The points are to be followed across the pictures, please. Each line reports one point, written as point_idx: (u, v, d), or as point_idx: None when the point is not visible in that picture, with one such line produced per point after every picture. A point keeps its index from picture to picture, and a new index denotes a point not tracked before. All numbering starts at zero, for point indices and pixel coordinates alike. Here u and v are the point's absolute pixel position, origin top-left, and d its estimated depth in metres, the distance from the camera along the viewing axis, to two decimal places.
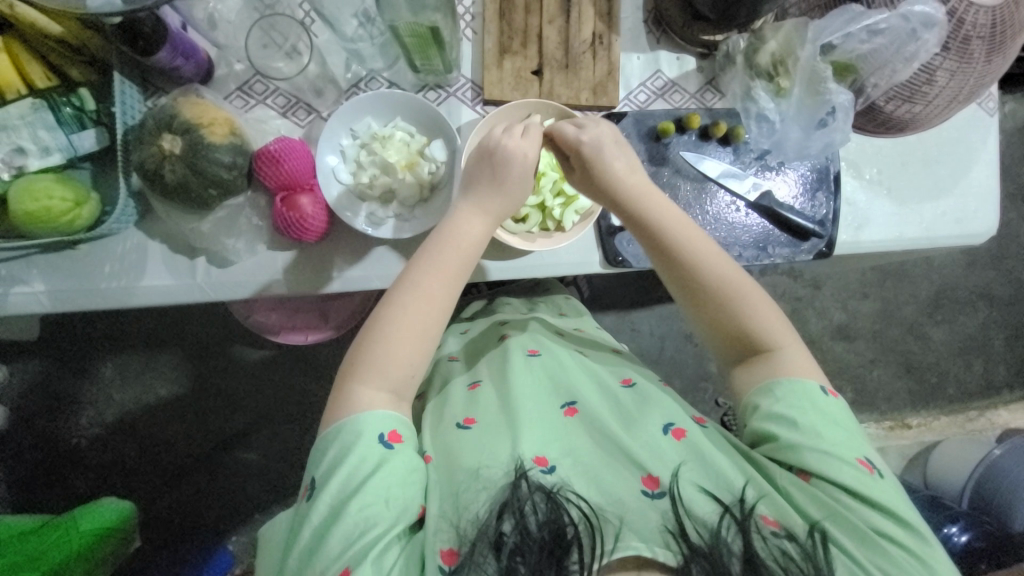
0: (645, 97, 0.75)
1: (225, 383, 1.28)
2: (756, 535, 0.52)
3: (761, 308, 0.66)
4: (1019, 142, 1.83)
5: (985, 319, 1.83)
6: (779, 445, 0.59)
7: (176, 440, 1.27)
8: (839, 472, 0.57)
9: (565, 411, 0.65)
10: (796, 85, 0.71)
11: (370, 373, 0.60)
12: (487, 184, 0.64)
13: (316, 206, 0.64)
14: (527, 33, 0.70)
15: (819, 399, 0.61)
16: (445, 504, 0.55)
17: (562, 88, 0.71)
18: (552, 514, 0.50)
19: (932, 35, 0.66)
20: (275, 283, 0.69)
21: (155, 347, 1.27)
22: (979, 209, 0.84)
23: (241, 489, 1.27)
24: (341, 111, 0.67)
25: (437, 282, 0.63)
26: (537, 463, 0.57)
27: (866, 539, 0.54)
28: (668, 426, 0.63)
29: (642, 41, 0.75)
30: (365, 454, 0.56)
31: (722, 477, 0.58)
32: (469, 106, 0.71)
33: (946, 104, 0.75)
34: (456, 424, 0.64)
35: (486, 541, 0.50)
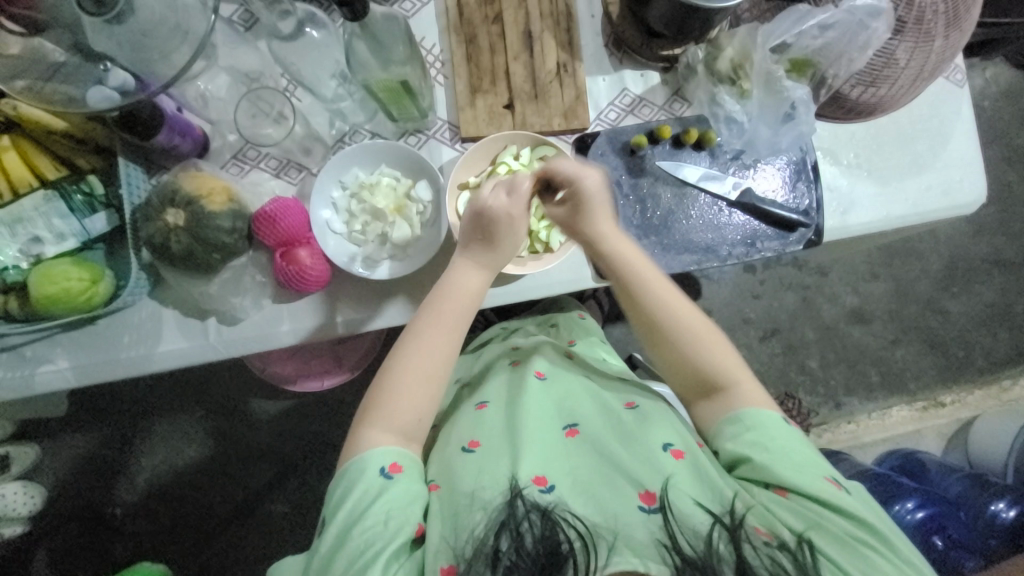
0: (616, 115, 0.79)
1: (249, 436, 1.30)
2: (746, 543, 0.54)
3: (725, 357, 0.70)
4: (1006, 105, 1.83)
5: (1003, 285, 1.80)
6: (755, 465, 0.62)
7: (206, 498, 1.29)
8: (812, 484, 0.60)
9: (566, 433, 0.66)
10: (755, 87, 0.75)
11: (380, 415, 0.63)
12: (479, 244, 0.67)
13: (314, 257, 0.68)
14: (494, 72, 0.74)
15: (781, 431, 0.65)
16: (446, 526, 0.57)
17: (534, 117, 0.75)
18: (548, 531, 0.53)
19: (879, 22, 0.70)
20: (283, 334, 0.72)
21: (180, 408, 1.31)
22: (964, 178, 0.85)
23: (272, 538, 1.28)
24: (328, 167, 0.70)
25: (435, 333, 0.66)
26: (536, 483, 0.59)
27: (846, 545, 0.57)
28: (668, 445, 0.64)
29: (606, 63, 0.79)
30: (366, 488, 0.59)
31: (715, 491, 0.60)
32: (449, 146, 0.75)
33: (910, 83, 0.78)
34: (460, 448, 0.65)
35: (483, 558, 0.52)
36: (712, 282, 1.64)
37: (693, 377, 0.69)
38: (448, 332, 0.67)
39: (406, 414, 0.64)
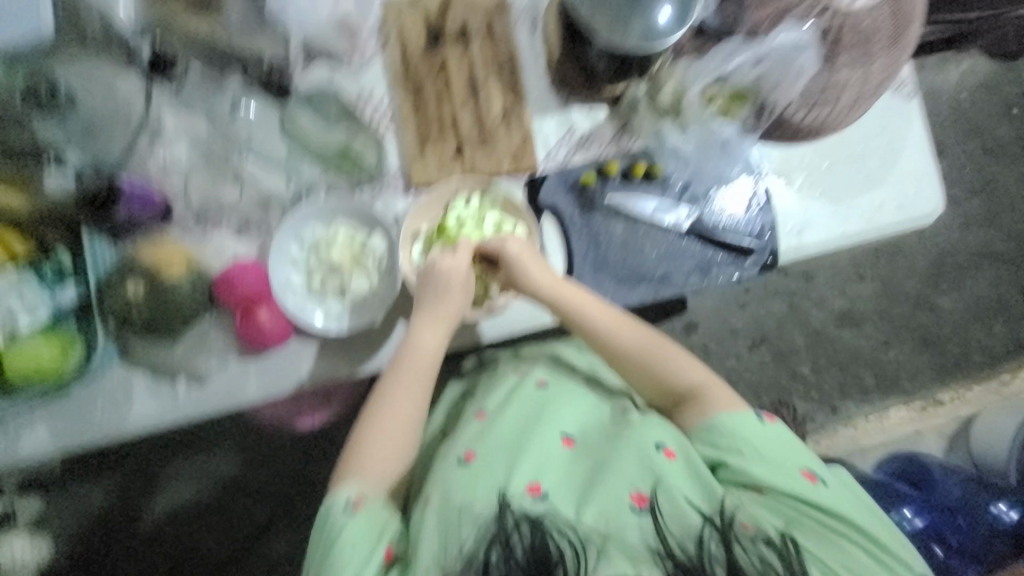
0: (565, 154, 0.80)
1: (243, 478, 1.31)
2: (733, 543, 0.58)
3: (687, 366, 0.73)
4: (984, 97, 1.77)
5: (993, 278, 1.78)
6: (734, 468, 0.65)
7: (204, 539, 1.30)
8: (795, 481, 0.63)
9: (564, 440, 0.69)
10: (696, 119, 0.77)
11: (350, 466, 0.66)
12: (428, 300, 0.70)
13: (273, 315, 0.70)
14: (441, 121, 0.76)
15: (759, 429, 0.66)
16: (445, 540, 0.59)
17: (483, 162, 0.77)
18: (539, 543, 0.56)
19: (807, 55, 0.74)
20: (250, 390, 0.74)
21: (173, 453, 1.30)
22: (919, 191, 0.85)
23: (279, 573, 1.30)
24: (284, 226, 0.72)
25: (399, 385, 0.68)
26: (528, 492, 0.61)
27: (826, 537, 0.60)
28: (660, 445, 0.65)
29: (553, 103, 0.80)
30: (332, 525, 0.61)
31: (706, 489, 0.62)
32: (402, 196, 0.77)
33: (852, 104, 0.80)
34: (457, 461, 0.68)
35: (476, 568, 0.56)
36: (702, 296, 1.63)
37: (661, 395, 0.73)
38: (408, 390, 0.68)
39: (371, 466, 0.65)
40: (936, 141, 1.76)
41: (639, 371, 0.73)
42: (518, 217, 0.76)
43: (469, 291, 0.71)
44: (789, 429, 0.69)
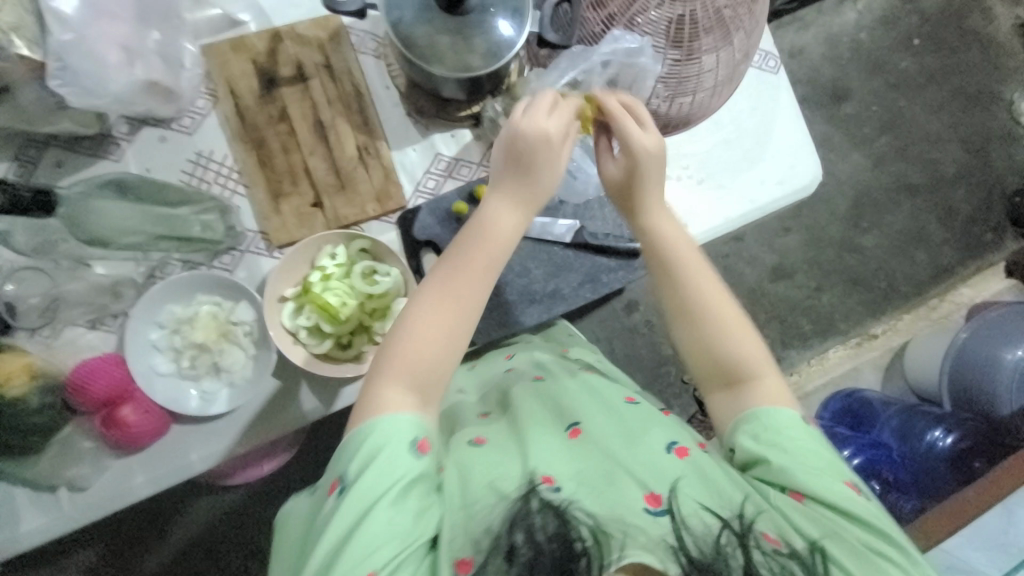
0: (434, 183, 0.77)
1: (161, 563, 1.09)
2: (757, 547, 0.44)
3: (750, 342, 0.59)
4: (883, 33, 1.68)
5: (911, 212, 1.66)
6: (773, 468, 0.52)
7: None
8: (832, 489, 0.51)
9: (570, 431, 0.55)
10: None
11: (402, 373, 0.52)
12: (515, 179, 0.57)
13: (138, 412, 0.66)
14: (293, 171, 0.72)
15: (815, 436, 0.55)
16: (456, 524, 0.47)
17: (346, 209, 0.73)
18: (560, 529, 0.44)
19: (646, 56, 0.69)
20: (139, 486, 0.70)
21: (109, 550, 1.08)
22: (797, 163, 0.85)
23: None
24: (134, 313, 0.67)
25: (430, 304, 0.54)
26: (543, 481, 0.48)
27: (870, 564, 0.46)
28: (671, 443, 0.53)
29: (412, 131, 0.76)
30: (399, 461, 0.48)
31: (723, 493, 0.49)
32: (266, 256, 0.72)
33: (715, 87, 0.78)
34: (467, 444, 0.56)
35: (498, 555, 0.43)
36: None
37: (722, 369, 0.58)
38: (445, 305, 0.54)
39: (426, 366, 0.53)
40: (841, 84, 1.64)
41: (700, 317, 0.59)
42: (391, 261, 0.72)
43: (557, 170, 0.58)
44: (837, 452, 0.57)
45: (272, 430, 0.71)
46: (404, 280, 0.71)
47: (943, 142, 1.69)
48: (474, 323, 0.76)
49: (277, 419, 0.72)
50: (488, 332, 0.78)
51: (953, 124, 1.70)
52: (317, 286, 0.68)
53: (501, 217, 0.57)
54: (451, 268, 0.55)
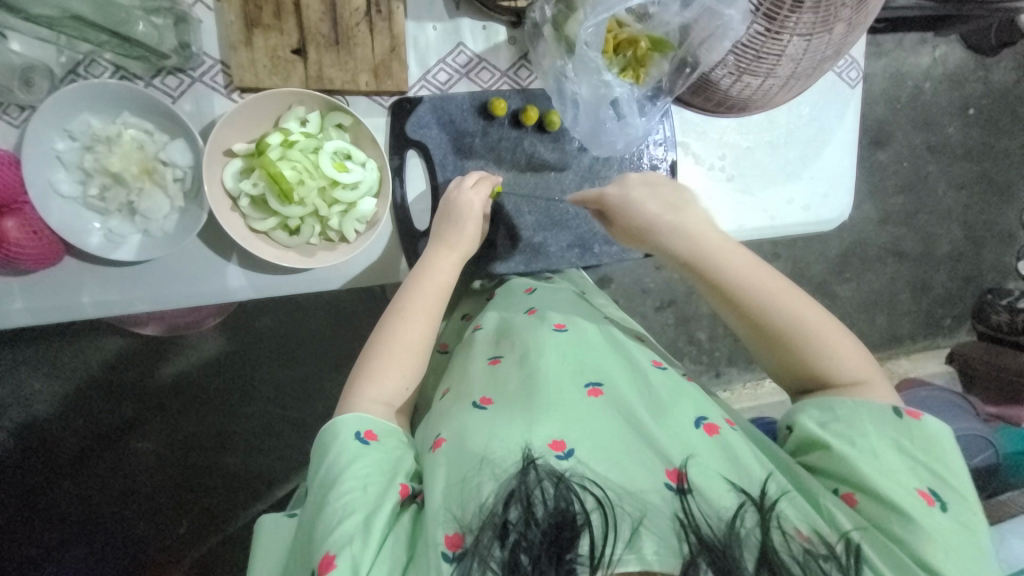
0: (446, 77, 0.65)
1: (37, 394, 1.00)
2: (776, 530, 0.46)
3: (839, 348, 0.58)
4: (944, 91, 1.58)
5: (893, 275, 1.63)
6: (832, 453, 0.53)
7: (33, 484, 1.01)
8: (896, 491, 0.50)
9: (588, 391, 0.56)
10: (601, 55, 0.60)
11: (369, 377, 0.56)
12: (442, 225, 0.62)
13: (26, 228, 0.54)
14: (279, 0, 0.57)
15: (896, 434, 0.52)
16: (453, 485, 0.48)
17: (333, 71, 0.60)
18: (561, 501, 0.44)
19: (734, 10, 0.58)
20: (13, 314, 0.58)
21: (29, 367, 0.99)
22: (830, 193, 0.78)
23: (99, 510, 1.03)
24: (40, 112, 0.53)
25: (412, 316, 0.59)
26: (551, 449, 0.49)
27: (905, 565, 0.46)
28: (700, 419, 0.55)
29: (439, 6, 0.63)
30: (340, 452, 0.50)
31: (747, 473, 0.51)
32: (223, 95, 0.60)
33: (784, 82, 0.65)
34: (470, 404, 0.56)
35: (490, 532, 0.43)
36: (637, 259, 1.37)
37: (813, 387, 0.60)
38: (421, 316, 0.60)
39: (404, 354, 0.58)
40: (885, 128, 1.55)
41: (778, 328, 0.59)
42: (371, 152, 0.62)
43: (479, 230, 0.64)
44: (954, 442, 0.52)
45: (184, 297, 0.62)
46: (381, 180, 0.62)
47: (949, 219, 1.65)
48: None
49: (194, 287, 0.62)
50: None
51: (965, 206, 1.66)
52: (275, 151, 0.57)
53: (433, 266, 0.62)
54: (401, 306, 0.60)
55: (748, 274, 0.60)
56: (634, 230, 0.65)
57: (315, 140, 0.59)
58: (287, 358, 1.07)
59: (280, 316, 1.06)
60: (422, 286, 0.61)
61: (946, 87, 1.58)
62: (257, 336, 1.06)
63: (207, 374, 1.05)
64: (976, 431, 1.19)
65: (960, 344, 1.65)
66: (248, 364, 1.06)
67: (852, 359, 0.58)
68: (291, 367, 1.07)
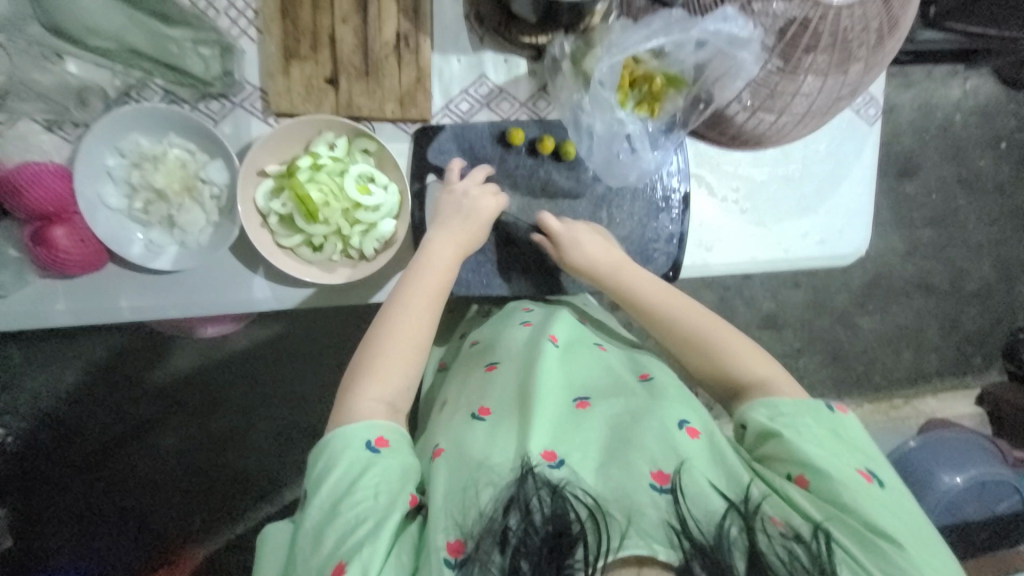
0: (468, 107, 0.68)
1: (71, 388, 1.05)
2: (759, 531, 0.46)
3: (733, 343, 0.64)
4: (975, 124, 1.55)
5: (919, 309, 1.58)
6: (782, 441, 0.54)
7: (58, 470, 1.06)
8: (844, 472, 0.51)
9: (577, 404, 0.59)
10: (613, 93, 0.62)
11: (370, 377, 0.57)
12: (452, 219, 0.64)
13: (74, 237, 0.58)
14: (316, 34, 0.62)
15: (826, 417, 0.56)
16: (454, 497, 0.49)
17: (362, 100, 0.63)
18: (557, 508, 0.45)
19: (748, 52, 0.59)
20: (57, 314, 0.63)
21: (62, 360, 1.04)
22: (846, 228, 0.78)
23: (119, 501, 1.07)
24: (94, 131, 0.58)
25: (414, 310, 0.61)
26: (545, 458, 0.51)
27: (868, 545, 0.48)
28: (683, 422, 0.56)
29: (464, 40, 0.67)
30: (351, 462, 0.52)
31: (731, 473, 0.52)
32: (260, 119, 0.64)
33: (798, 119, 0.66)
34: (470, 415, 0.58)
35: (490, 538, 0.44)
36: None
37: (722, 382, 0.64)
38: (425, 308, 0.62)
39: (407, 353, 0.59)
40: (912, 159, 1.52)
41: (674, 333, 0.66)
42: (392, 175, 0.65)
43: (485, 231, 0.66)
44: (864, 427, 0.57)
45: (212, 305, 0.66)
46: (401, 202, 0.65)
47: (979, 254, 1.60)
48: (459, 271, 0.70)
49: (221, 297, 0.66)
50: (473, 285, 0.71)
51: (996, 241, 1.61)
52: (303, 174, 0.61)
53: (433, 257, 0.63)
54: (400, 299, 0.61)
55: (648, 281, 0.68)
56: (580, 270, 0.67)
57: (341, 164, 0.63)
58: (304, 367, 1.11)
59: (299, 323, 1.10)
60: (423, 278, 0.62)
61: (977, 120, 1.55)
62: (274, 342, 1.10)
63: (225, 376, 1.09)
64: (1004, 480, 1.14)
65: (991, 386, 1.58)
66: (266, 368, 1.10)
67: (751, 352, 0.64)
68: (308, 373, 1.11)
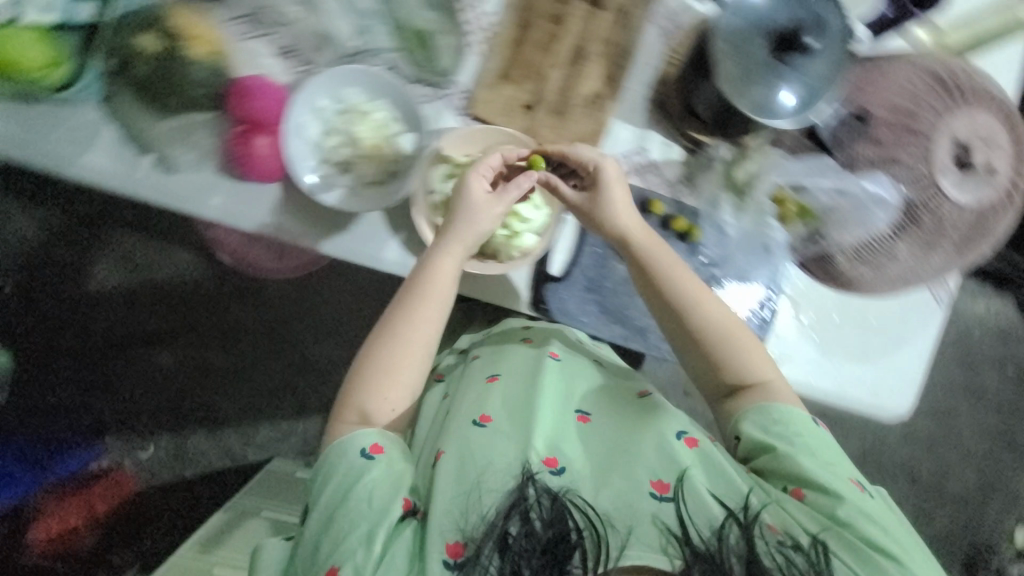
0: (621, 167, 0.76)
1: (160, 276, 1.33)
2: (757, 534, 0.58)
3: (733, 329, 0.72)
4: (990, 343, 1.69)
5: (900, 493, 1.63)
6: (778, 454, 0.67)
7: (130, 332, 1.33)
8: (831, 486, 0.65)
9: (577, 416, 0.71)
10: (771, 203, 0.75)
11: (370, 387, 0.68)
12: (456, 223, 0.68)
13: (271, 149, 0.67)
14: (531, 68, 0.72)
15: (813, 428, 0.69)
16: (456, 501, 0.59)
17: (545, 131, 0.73)
18: (556, 517, 0.56)
19: (885, 213, 0.72)
20: (210, 208, 0.68)
21: (159, 249, 1.33)
22: (896, 386, 0.85)
23: (166, 371, 1.34)
24: (326, 75, 0.69)
25: (412, 319, 0.69)
26: (547, 466, 0.63)
27: (858, 551, 0.61)
28: (682, 433, 0.69)
29: (641, 115, 0.76)
30: (348, 470, 0.62)
31: (731, 484, 0.64)
32: (454, 113, 0.72)
33: (893, 280, 0.76)
34: (471, 421, 0.67)
35: (491, 540, 0.55)
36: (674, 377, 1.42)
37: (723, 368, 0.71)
38: (426, 315, 0.69)
39: (404, 360, 0.69)
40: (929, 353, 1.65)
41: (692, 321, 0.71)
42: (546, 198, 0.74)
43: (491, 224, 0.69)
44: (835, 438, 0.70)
45: (349, 250, 0.71)
46: (547, 223, 0.75)
47: (967, 462, 1.68)
48: (565, 299, 0.76)
49: (358, 247, 0.71)
50: (573, 317, 0.76)
51: (985, 456, 1.69)
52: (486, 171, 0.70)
53: (444, 268, 0.67)
54: (405, 307, 0.69)
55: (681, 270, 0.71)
56: (619, 242, 0.71)
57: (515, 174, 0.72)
58: (337, 305, 1.36)
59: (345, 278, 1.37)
60: (428, 294, 0.68)
61: (993, 341, 1.69)
62: (319, 281, 1.37)
63: (272, 297, 1.36)
64: None
65: None
66: (306, 301, 1.36)
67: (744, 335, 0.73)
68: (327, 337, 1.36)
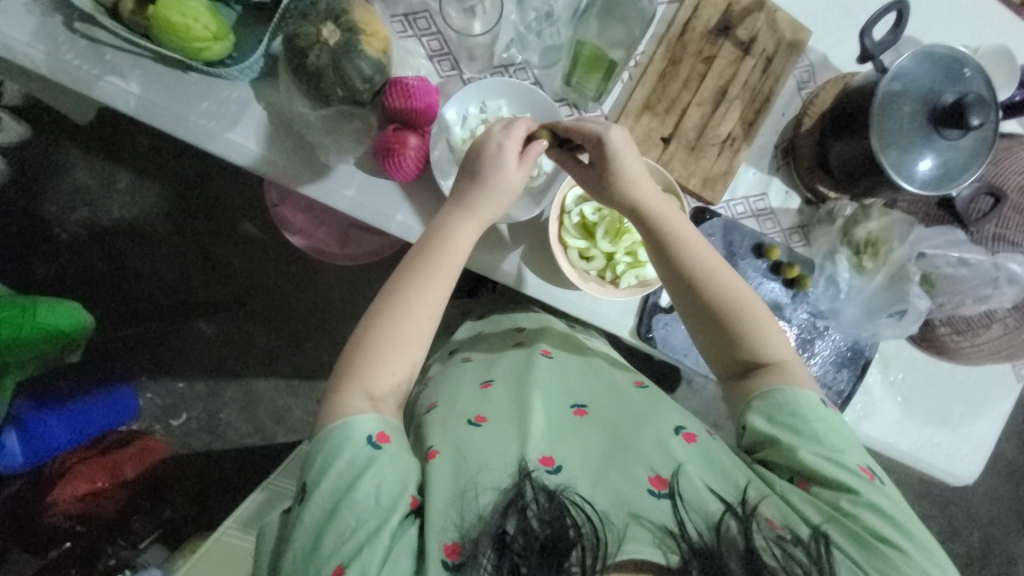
0: (741, 210, 0.78)
1: (179, 218, 1.29)
2: (757, 530, 0.50)
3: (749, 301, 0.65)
4: None
5: None
6: (782, 448, 0.58)
7: (147, 277, 1.30)
8: (838, 476, 0.56)
9: (576, 411, 0.64)
10: (917, 269, 0.75)
11: (371, 358, 0.60)
12: (468, 185, 0.63)
13: (420, 149, 0.66)
14: (674, 102, 0.73)
15: (823, 407, 0.60)
16: (451, 498, 0.53)
17: (678, 165, 0.74)
18: (553, 515, 0.48)
19: (1011, 291, 0.72)
20: (341, 198, 0.70)
21: (175, 191, 1.29)
22: (969, 455, 0.86)
23: (184, 316, 1.30)
24: (482, 83, 0.69)
25: (427, 288, 0.62)
26: (543, 463, 0.55)
27: (867, 544, 0.52)
28: (679, 428, 0.62)
29: (766, 161, 0.79)
30: (353, 457, 0.55)
31: (729, 478, 0.57)
32: None
33: (987, 351, 0.79)
34: (467, 421, 0.61)
35: (487, 540, 0.48)
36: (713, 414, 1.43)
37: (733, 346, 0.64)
38: (442, 281, 0.62)
39: (417, 332, 0.61)
40: None
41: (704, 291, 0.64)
42: None
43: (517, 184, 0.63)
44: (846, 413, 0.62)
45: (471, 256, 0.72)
46: None
47: None
48: (670, 331, 0.77)
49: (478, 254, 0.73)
50: (675, 349, 0.77)
51: None
52: None
53: (463, 233, 0.63)
54: (417, 273, 0.62)
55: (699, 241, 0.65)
56: (629, 211, 0.65)
57: None
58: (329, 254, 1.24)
59: None
60: (448, 263, 0.63)
61: None
62: None
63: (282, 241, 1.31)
64: None
65: None
66: None
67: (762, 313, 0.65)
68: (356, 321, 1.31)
